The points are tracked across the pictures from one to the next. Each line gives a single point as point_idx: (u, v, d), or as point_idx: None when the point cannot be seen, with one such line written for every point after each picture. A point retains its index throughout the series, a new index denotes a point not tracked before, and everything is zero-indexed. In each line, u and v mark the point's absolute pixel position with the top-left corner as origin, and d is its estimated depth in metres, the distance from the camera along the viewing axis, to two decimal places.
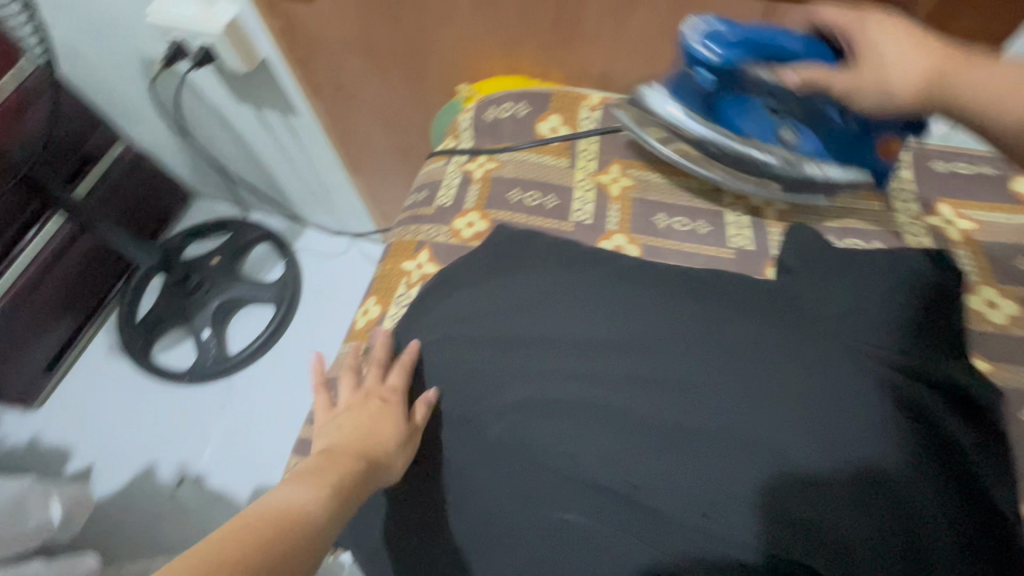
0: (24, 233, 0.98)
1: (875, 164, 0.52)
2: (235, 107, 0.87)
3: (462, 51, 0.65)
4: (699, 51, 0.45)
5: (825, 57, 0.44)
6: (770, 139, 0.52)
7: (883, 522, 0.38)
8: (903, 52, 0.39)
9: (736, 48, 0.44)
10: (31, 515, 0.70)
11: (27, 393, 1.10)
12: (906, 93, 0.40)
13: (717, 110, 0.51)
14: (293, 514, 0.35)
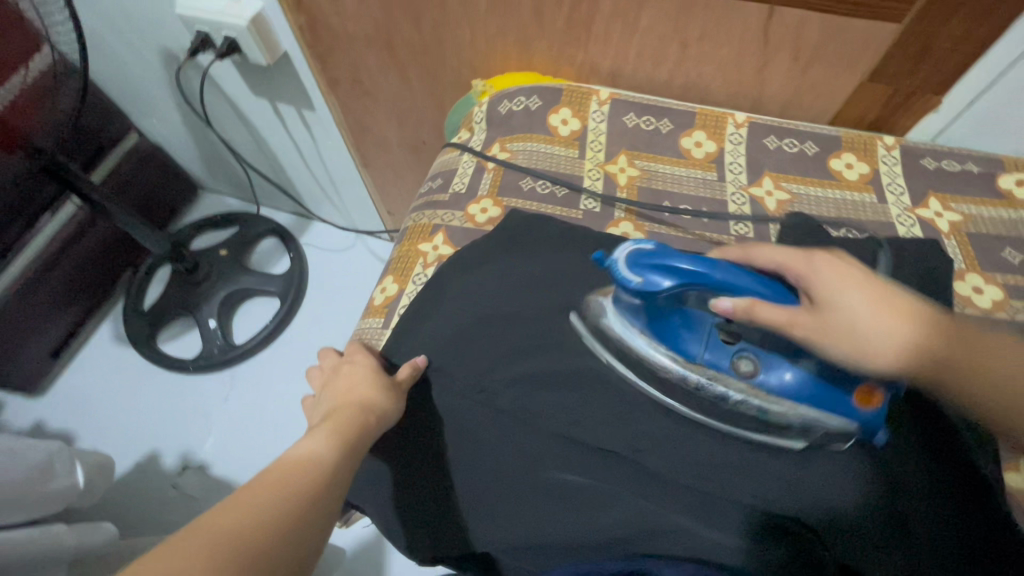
0: (37, 220, 1.00)
1: (866, 418, 0.42)
2: (251, 100, 0.90)
3: (477, 49, 0.68)
4: (627, 276, 0.43)
5: (767, 288, 0.41)
6: (724, 370, 0.45)
7: (861, 481, 0.42)
8: (866, 324, 0.38)
9: (661, 277, 0.42)
10: (59, 477, 0.71)
11: (32, 379, 1.11)
12: (883, 348, 0.38)
13: (663, 329, 0.47)
14: (295, 466, 0.39)
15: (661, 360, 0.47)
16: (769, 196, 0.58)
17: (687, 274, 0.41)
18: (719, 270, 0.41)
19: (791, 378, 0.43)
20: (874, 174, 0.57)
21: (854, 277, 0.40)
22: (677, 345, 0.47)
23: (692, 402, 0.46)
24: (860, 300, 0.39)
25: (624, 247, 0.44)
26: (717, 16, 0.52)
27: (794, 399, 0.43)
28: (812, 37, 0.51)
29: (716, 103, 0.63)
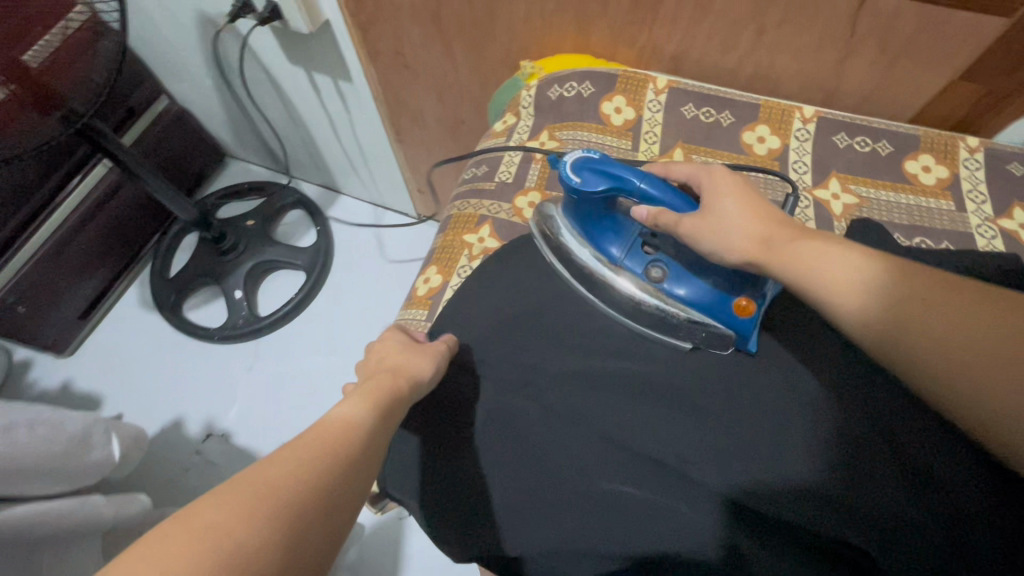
0: (67, 180, 0.98)
1: (742, 324, 0.47)
2: (287, 69, 0.88)
3: (530, 27, 0.64)
4: (570, 176, 0.48)
5: (677, 201, 0.46)
6: (637, 274, 0.51)
7: (918, 506, 0.39)
8: (725, 217, 0.43)
9: (598, 177, 0.48)
10: (94, 448, 0.72)
11: (60, 340, 1.12)
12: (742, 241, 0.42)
13: (593, 231, 0.52)
14: (334, 429, 0.38)
15: (587, 260, 0.52)
16: (836, 199, 0.55)
17: (616, 180, 0.47)
18: (642, 178, 0.46)
19: (690, 288, 0.49)
20: (953, 180, 0.54)
21: (731, 182, 0.45)
22: (601, 248, 0.52)
23: (608, 299, 0.52)
24: (730, 200, 0.43)
25: (575, 152, 0.49)
26: (801, 2, 0.48)
27: (686, 301, 0.49)
28: (904, 28, 0.47)
29: (784, 96, 0.60)
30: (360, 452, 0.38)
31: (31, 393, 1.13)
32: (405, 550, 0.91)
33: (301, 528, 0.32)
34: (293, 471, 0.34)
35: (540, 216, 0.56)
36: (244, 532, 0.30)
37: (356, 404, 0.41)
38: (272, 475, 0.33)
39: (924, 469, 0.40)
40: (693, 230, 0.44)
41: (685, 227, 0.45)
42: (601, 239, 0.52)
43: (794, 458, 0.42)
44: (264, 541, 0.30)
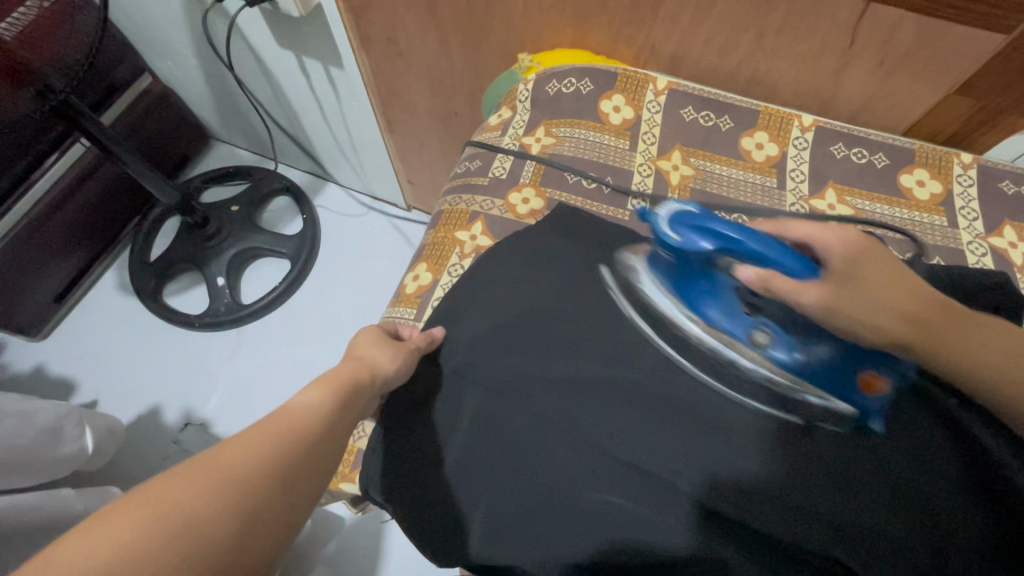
0: (43, 158, 0.95)
1: (867, 400, 0.44)
2: (276, 51, 0.85)
3: (529, 20, 0.63)
4: (666, 231, 0.48)
5: (792, 265, 0.44)
6: (739, 338, 0.49)
7: (902, 525, 0.38)
8: (855, 287, 0.44)
9: (698, 236, 0.47)
10: (66, 439, 0.70)
11: (33, 323, 1.08)
12: (865, 308, 0.43)
13: (688, 289, 0.51)
14: (296, 416, 0.38)
15: (685, 323, 0.50)
16: (830, 209, 0.55)
17: (723, 238, 0.46)
18: (755, 239, 0.44)
19: (802, 358, 0.47)
20: (947, 195, 0.54)
21: (858, 254, 0.45)
22: (697, 308, 0.51)
23: (707, 363, 0.47)
24: (857, 270, 0.44)
25: (671, 208, 0.49)
26: (804, 9, 0.48)
27: (800, 372, 0.47)
28: (905, 41, 0.47)
29: (782, 102, 0.59)
30: (320, 433, 0.38)
31: (2, 375, 1.10)
32: (386, 545, 0.90)
33: (262, 501, 0.32)
34: (248, 455, 0.33)
35: (616, 267, 0.53)
36: (195, 499, 0.30)
37: (323, 394, 0.41)
38: (226, 457, 0.33)
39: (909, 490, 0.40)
40: (818, 297, 0.44)
41: (807, 293, 0.44)
42: (697, 297, 0.51)
43: (782, 468, 0.41)
44: (218, 514, 0.30)
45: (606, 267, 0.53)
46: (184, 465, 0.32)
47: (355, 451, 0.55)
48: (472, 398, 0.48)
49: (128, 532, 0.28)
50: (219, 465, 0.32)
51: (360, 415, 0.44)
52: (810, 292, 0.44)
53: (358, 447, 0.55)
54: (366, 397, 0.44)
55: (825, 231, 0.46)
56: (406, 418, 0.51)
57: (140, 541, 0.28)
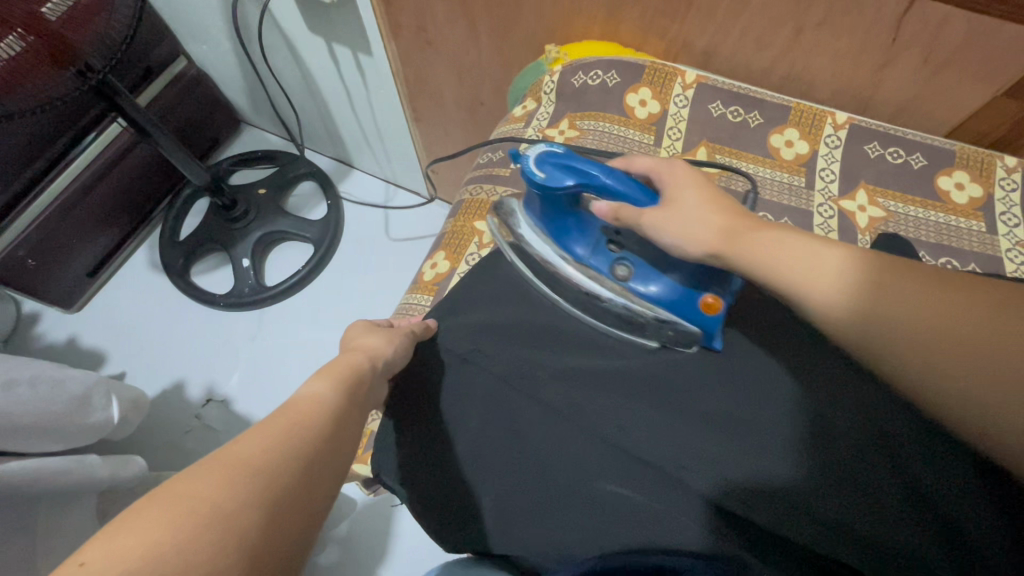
0: (83, 136, 0.98)
1: (704, 321, 0.47)
2: (306, 37, 0.86)
3: (558, 11, 0.62)
4: (532, 170, 0.48)
5: (633, 192, 0.45)
6: (603, 273, 0.52)
7: (911, 526, 0.38)
8: (693, 210, 0.42)
9: (561, 174, 0.47)
10: (94, 408, 0.72)
11: (68, 296, 1.12)
12: (707, 237, 0.41)
13: (558, 230, 0.53)
14: (304, 407, 0.39)
15: (557, 262, 0.54)
16: (862, 211, 0.54)
17: (583, 175, 0.47)
18: (606, 173, 0.46)
19: (654, 286, 0.50)
20: (987, 199, 0.52)
21: (696, 177, 0.45)
22: (566, 246, 0.54)
23: (580, 299, 0.53)
24: (695, 194, 0.43)
25: (536, 148, 0.50)
26: (845, 3, 0.46)
27: (649, 299, 0.50)
28: (952, 40, 0.45)
29: (815, 100, 0.58)
30: (332, 425, 0.38)
31: (38, 345, 1.15)
32: (395, 528, 0.91)
33: (289, 493, 0.32)
34: (277, 441, 0.34)
35: (498, 213, 0.57)
36: (222, 493, 0.30)
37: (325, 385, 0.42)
38: (255, 447, 0.33)
39: (921, 491, 0.39)
40: (663, 225, 0.43)
41: (652, 222, 0.44)
42: (567, 236, 0.53)
43: (790, 470, 0.41)
44: (249, 506, 0.30)
45: (493, 215, 0.58)
46: (206, 463, 0.32)
47: (368, 433, 0.56)
48: (485, 388, 0.48)
49: (182, 513, 0.28)
50: (239, 460, 0.32)
51: (368, 401, 0.44)
52: (658, 223, 0.43)
53: (371, 430, 0.56)
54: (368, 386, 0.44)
55: (659, 161, 0.47)
56: (409, 402, 0.50)
57: (182, 535, 0.27)
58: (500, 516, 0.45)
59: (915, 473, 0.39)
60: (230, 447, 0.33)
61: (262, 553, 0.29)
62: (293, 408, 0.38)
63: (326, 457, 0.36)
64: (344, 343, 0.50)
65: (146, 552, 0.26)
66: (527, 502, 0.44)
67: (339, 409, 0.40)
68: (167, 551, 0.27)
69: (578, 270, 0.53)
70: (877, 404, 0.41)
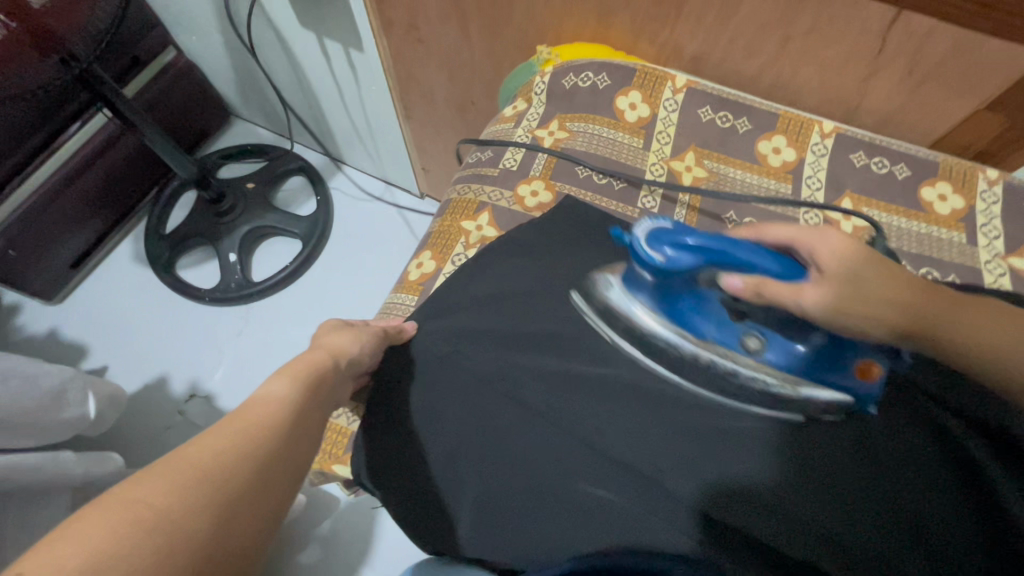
0: (65, 126, 0.96)
1: (858, 389, 0.43)
2: (297, 30, 0.85)
3: (550, 12, 0.62)
4: (648, 254, 0.44)
5: (786, 269, 0.42)
6: (734, 348, 0.46)
7: (890, 542, 0.38)
8: (859, 294, 0.41)
9: (689, 254, 0.43)
10: (69, 403, 0.71)
11: (49, 288, 1.10)
12: (873, 320, 0.41)
13: (672, 305, 0.47)
14: (269, 408, 0.38)
15: (671, 338, 0.47)
16: (846, 219, 0.54)
17: (708, 251, 0.43)
18: (748, 249, 0.42)
19: (799, 353, 0.44)
20: (968, 211, 0.52)
21: (851, 245, 0.43)
22: (686, 322, 0.47)
23: (705, 379, 0.45)
24: (857, 268, 0.42)
25: (643, 226, 0.45)
26: (832, 12, 0.46)
27: (798, 372, 0.44)
28: (936, 53, 0.45)
29: (803, 108, 0.58)
30: (293, 426, 0.38)
31: (18, 336, 1.13)
32: (377, 527, 0.91)
33: (242, 496, 0.32)
34: (230, 443, 0.34)
35: (581, 291, 0.50)
36: (167, 498, 0.29)
37: (298, 387, 0.41)
38: (207, 450, 0.33)
39: (901, 510, 0.39)
40: (835, 306, 0.41)
41: (823, 304, 0.41)
42: (684, 312, 0.47)
43: (772, 478, 0.41)
44: (197, 513, 0.29)
45: (576, 293, 0.51)
46: (158, 466, 0.31)
47: (346, 433, 0.55)
48: (467, 389, 0.48)
49: (127, 517, 0.27)
50: (191, 466, 0.31)
51: (329, 402, 0.44)
52: (830, 305, 0.41)
53: (351, 430, 0.55)
54: (334, 381, 0.45)
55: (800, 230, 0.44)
56: (392, 403, 0.50)
57: (130, 540, 0.27)
58: (480, 517, 0.44)
59: (892, 485, 0.40)
60: (182, 450, 0.33)
61: (212, 556, 0.29)
62: (251, 410, 0.38)
63: (283, 457, 0.36)
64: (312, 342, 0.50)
65: (86, 560, 0.25)
66: (506, 505, 0.44)
67: (301, 409, 0.40)
68: (111, 558, 0.26)
69: (702, 349, 0.46)
70: (858, 419, 0.42)
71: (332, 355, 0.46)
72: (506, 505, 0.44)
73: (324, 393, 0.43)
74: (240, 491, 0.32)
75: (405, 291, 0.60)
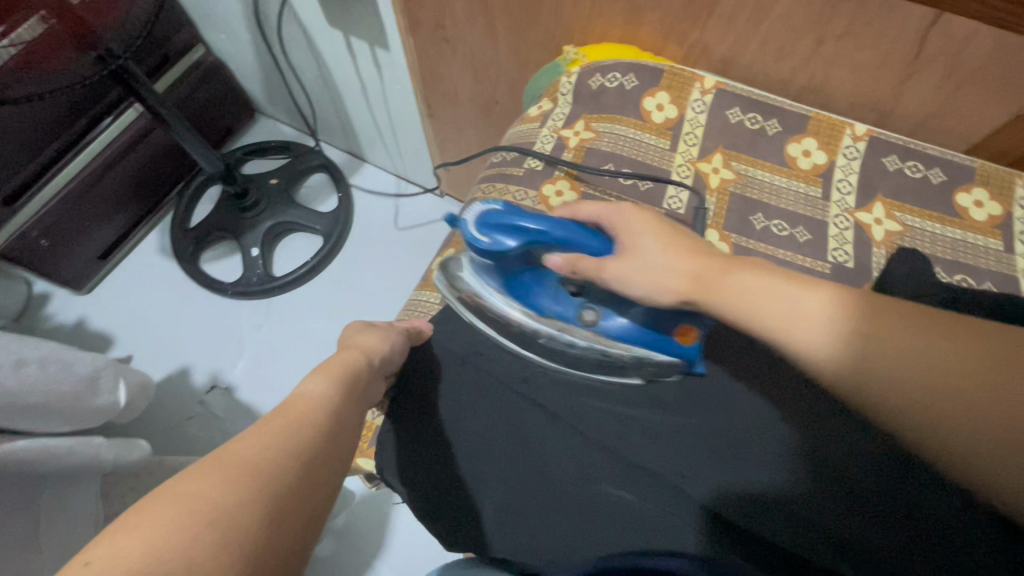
0: (100, 122, 0.99)
1: (673, 353, 0.47)
2: (324, 29, 0.86)
3: (578, 13, 0.62)
4: (474, 236, 0.46)
5: (593, 242, 0.45)
6: (571, 320, 0.51)
7: (905, 543, 0.37)
8: (652, 261, 0.43)
9: (506, 235, 0.46)
10: (102, 390, 0.73)
11: (79, 278, 1.13)
12: (678, 289, 0.42)
13: (516, 286, 0.52)
14: (297, 403, 0.39)
15: (517, 317, 0.52)
16: (878, 224, 0.53)
17: (527, 234, 0.45)
18: (554, 226, 0.44)
19: (622, 325, 0.48)
20: (1006, 218, 0.51)
21: (643, 217, 0.45)
22: (531, 301, 0.52)
23: (551, 352, 0.51)
24: (654, 240, 0.44)
25: (473, 210, 0.47)
26: (870, 14, 0.45)
27: (625, 340, 0.49)
28: (977, 57, 0.44)
29: (835, 111, 0.57)
30: (328, 420, 0.39)
31: (48, 325, 1.16)
32: (393, 523, 0.92)
33: (290, 490, 0.32)
34: (270, 437, 0.35)
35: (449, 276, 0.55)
36: (216, 491, 0.30)
37: (326, 382, 0.42)
38: (257, 445, 0.33)
39: (922, 513, 0.38)
40: (629, 273, 0.43)
41: (617, 270, 0.43)
42: (524, 288, 0.52)
43: (797, 482, 0.40)
44: (248, 504, 0.30)
45: (442, 276, 0.55)
46: (207, 459, 0.32)
47: (370, 428, 0.56)
48: (490, 386, 0.48)
49: (173, 509, 0.28)
50: (228, 458, 0.32)
51: (365, 399, 0.44)
52: (622, 273, 0.43)
53: (375, 424, 0.56)
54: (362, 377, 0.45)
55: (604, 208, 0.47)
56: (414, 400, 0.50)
57: (182, 532, 0.27)
58: (501, 516, 0.44)
59: (909, 487, 0.39)
60: (233, 444, 0.33)
61: (264, 547, 0.29)
62: (282, 405, 0.38)
63: (324, 451, 0.36)
64: (340, 339, 0.50)
65: (147, 550, 0.26)
66: (528, 504, 0.44)
67: (329, 403, 0.40)
68: (163, 548, 0.26)
69: (544, 324, 0.51)
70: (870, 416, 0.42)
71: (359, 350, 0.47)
72: (528, 503, 0.44)
73: (351, 387, 0.43)
74: (288, 486, 0.32)
75: (428, 289, 0.60)
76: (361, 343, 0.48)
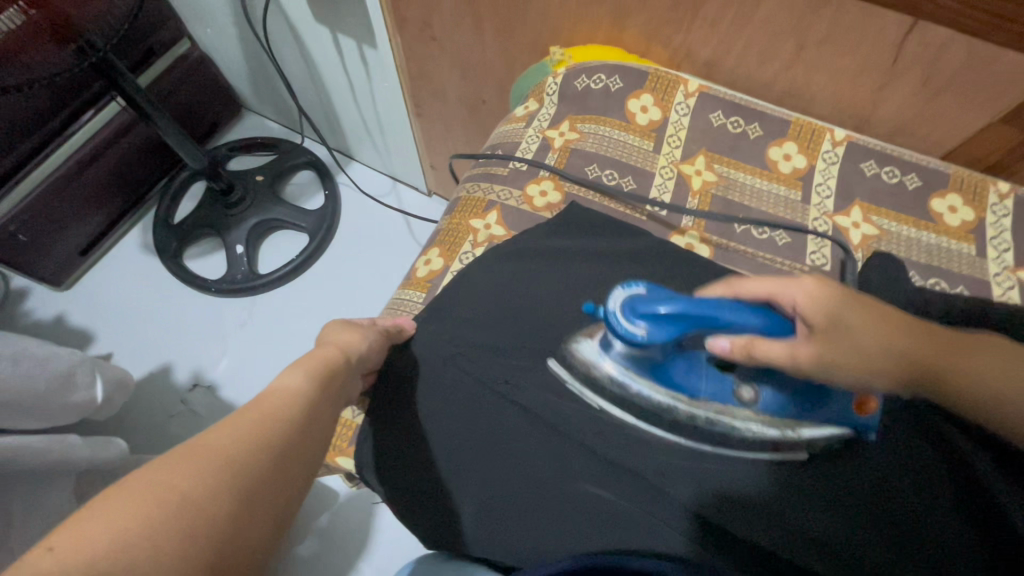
0: (81, 113, 0.97)
1: (856, 423, 0.41)
2: (312, 25, 0.85)
3: (565, 13, 0.62)
4: (627, 330, 0.39)
5: (779, 327, 0.38)
6: (726, 399, 0.44)
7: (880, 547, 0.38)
8: (866, 348, 0.38)
9: (666, 325, 0.39)
10: (77, 387, 0.72)
11: (58, 274, 1.11)
12: (897, 377, 0.38)
13: (658, 368, 0.44)
14: (276, 399, 0.39)
15: (659, 401, 0.44)
16: (855, 227, 0.54)
17: (683, 319, 0.38)
18: (732, 312, 0.38)
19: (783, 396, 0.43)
20: (979, 223, 0.52)
21: (831, 289, 0.40)
22: (678, 384, 0.44)
23: (699, 435, 0.43)
24: (862, 317, 0.39)
25: (616, 296, 0.41)
26: (849, 21, 0.46)
27: (793, 415, 0.42)
28: (952, 65, 0.45)
29: (815, 116, 0.58)
30: (302, 417, 0.38)
31: (26, 321, 1.13)
32: (376, 523, 0.91)
33: (259, 485, 0.32)
34: (244, 430, 0.34)
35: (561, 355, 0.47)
36: (186, 482, 0.29)
37: (306, 379, 0.42)
38: (226, 439, 0.33)
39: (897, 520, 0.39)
40: (837, 362, 0.38)
41: (816, 360, 0.38)
42: (674, 373, 0.44)
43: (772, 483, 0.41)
44: (216, 498, 0.29)
45: (554, 360, 0.48)
46: (177, 451, 0.31)
47: (351, 427, 0.55)
48: (472, 385, 0.48)
49: (145, 499, 0.28)
50: (203, 451, 0.32)
51: (340, 394, 0.44)
52: (831, 364, 0.38)
53: (354, 423, 0.55)
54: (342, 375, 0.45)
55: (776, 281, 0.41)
56: (396, 398, 0.50)
57: (150, 521, 0.27)
58: (481, 514, 0.45)
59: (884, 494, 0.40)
60: (200, 437, 0.33)
61: (231, 542, 0.29)
62: (261, 401, 0.38)
63: (297, 446, 0.36)
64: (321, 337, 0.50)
65: (111, 540, 0.25)
66: (508, 502, 0.44)
67: (309, 401, 0.40)
68: (132, 539, 0.26)
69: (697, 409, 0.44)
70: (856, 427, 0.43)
71: (340, 347, 0.46)
72: (508, 501, 0.44)
73: (332, 386, 0.43)
74: (257, 479, 0.32)
75: (411, 287, 0.60)
76: (343, 341, 0.48)
